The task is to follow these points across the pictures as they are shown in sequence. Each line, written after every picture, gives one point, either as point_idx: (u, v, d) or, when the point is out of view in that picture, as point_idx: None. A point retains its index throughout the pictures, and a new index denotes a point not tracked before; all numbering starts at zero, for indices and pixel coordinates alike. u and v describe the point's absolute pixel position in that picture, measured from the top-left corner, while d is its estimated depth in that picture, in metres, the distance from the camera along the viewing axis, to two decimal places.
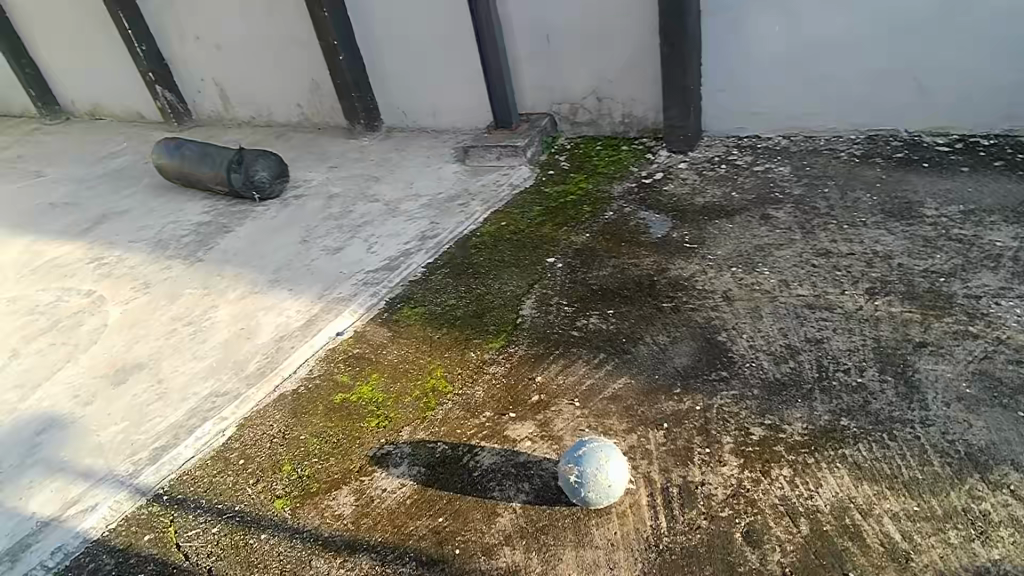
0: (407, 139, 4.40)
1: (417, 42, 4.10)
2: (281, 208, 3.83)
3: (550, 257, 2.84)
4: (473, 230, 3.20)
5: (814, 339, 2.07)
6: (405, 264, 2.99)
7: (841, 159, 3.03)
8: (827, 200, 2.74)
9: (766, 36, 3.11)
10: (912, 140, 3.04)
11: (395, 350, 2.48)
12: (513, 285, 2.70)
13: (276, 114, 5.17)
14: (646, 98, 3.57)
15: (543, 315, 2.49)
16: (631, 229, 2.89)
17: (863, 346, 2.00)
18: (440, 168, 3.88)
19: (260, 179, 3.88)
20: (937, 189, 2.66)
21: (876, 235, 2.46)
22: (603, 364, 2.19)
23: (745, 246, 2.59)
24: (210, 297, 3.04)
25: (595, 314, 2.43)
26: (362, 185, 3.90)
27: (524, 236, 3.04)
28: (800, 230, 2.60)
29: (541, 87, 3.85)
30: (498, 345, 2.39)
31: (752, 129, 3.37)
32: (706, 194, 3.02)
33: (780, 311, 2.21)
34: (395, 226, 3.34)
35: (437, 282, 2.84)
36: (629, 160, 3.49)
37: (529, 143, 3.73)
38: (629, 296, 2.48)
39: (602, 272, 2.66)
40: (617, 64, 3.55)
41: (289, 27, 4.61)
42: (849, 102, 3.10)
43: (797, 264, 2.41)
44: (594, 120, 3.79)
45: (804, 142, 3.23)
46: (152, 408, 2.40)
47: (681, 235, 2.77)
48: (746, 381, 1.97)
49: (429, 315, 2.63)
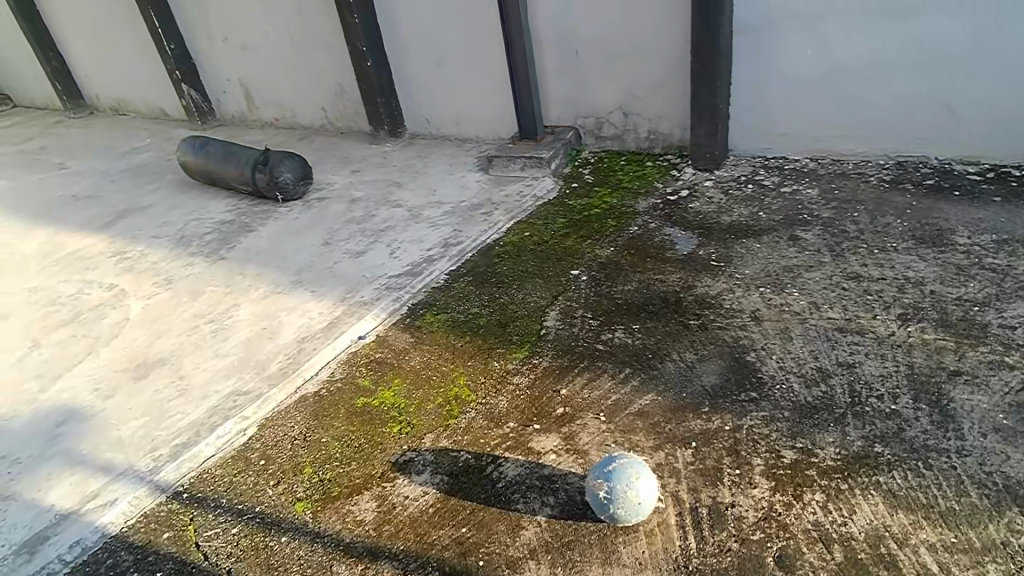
0: (430, 146, 4.42)
1: (445, 52, 4.13)
2: (304, 210, 3.84)
3: (575, 269, 2.83)
4: (496, 239, 3.20)
5: (846, 363, 2.04)
6: (428, 270, 2.99)
7: (870, 183, 3.01)
8: (856, 224, 2.72)
9: (797, 58, 3.11)
10: (942, 168, 3.01)
11: (417, 356, 2.47)
12: (537, 296, 2.69)
13: (299, 116, 5.20)
14: (673, 115, 3.58)
15: (568, 327, 2.47)
16: (656, 245, 2.88)
17: (896, 372, 1.98)
18: (463, 177, 3.89)
19: (285, 180, 3.88)
20: (969, 217, 2.63)
21: (908, 261, 2.44)
22: (629, 379, 2.17)
23: (773, 266, 2.57)
24: (232, 295, 3.04)
25: (621, 328, 2.41)
26: (385, 190, 3.91)
27: (548, 248, 3.04)
28: (829, 253, 2.58)
29: (568, 101, 3.86)
30: (522, 355, 2.37)
31: (779, 149, 3.37)
32: (733, 213, 3.01)
33: (810, 333, 2.19)
34: (418, 232, 3.35)
35: (459, 289, 2.84)
36: (654, 176, 3.49)
37: (554, 155, 3.74)
38: (655, 311, 2.46)
39: (628, 286, 2.65)
40: (645, 81, 3.56)
41: (318, 32, 4.65)
42: (878, 127, 3.09)
43: (826, 286, 2.39)
44: (619, 135, 3.80)
45: (831, 165, 3.22)
46: (172, 404, 2.40)
47: (708, 252, 2.76)
48: (777, 403, 1.95)
49: (452, 323, 2.62)
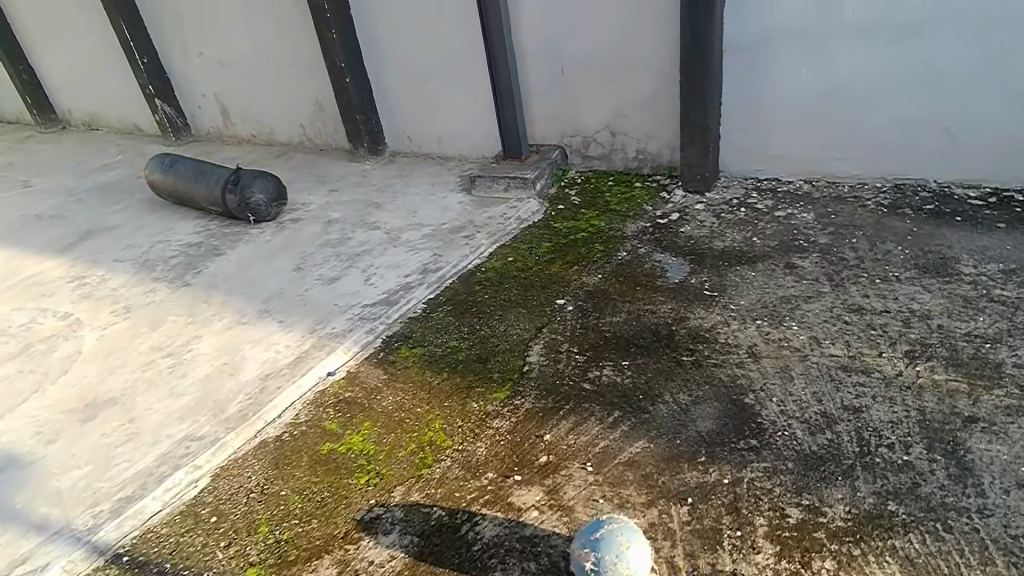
0: (411, 164, 4.26)
1: (427, 68, 3.98)
2: (277, 232, 3.65)
3: (560, 298, 2.67)
4: (478, 264, 3.03)
5: (852, 407, 1.89)
6: (405, 298, 2.82)
7: (867, 208, 2.88)
8: (855, 251, 2.59)
9: (792, 78, 2.99)
10: (942, 192, 2.89)
11: (390, 396, 2.28)
12: (519, 328, 2.52)
13: (276, 132, 5.02)
14: (663, 134, 3.44)
15: (552, 364, 2.30)
16: (646, 273, 2.73)
17: (906, 418, 1.82)
18: (445, 198, 3.73)
19: (257, 201, 3.69)
20: (973, 245, 2.50)
21: (912, 292, 2.31)
22: (618, 423, 1.99)
23: (769, 296, 2.43)
24: (194, 325, 2.85)
25: (609, 365, 2.24)
26: (363, 211, 3.74)
27: (532, 274, 2.87)
28: (828, 282, 2.44)
29: (553, 119, 3.72)
30: (503, 396, 2.19)
31: (772, 171, 3.24)
32: (725, 238, 2.87)
33: (812, 373, 2.03)
34: (395, 257, 3.17)
35: (438, 320, 2.66)
36: (643, 198, 3.34)
37: (539, 176, 3.58)
38: (645, 346, 2.30)
39: (616, 317, 2.48)
40: (634, 100, 3.43)
41: (296, 46, 4.48)
42: (876, 150, 2.98)
43: (827, 319, 2.25)
44: (607, 154, 3.66)
45: (827, 188, 3.09)
46: (119, 451, 2.20)
47: (700, 281, 2.61)
48: (779, 452, 1.79)
49: (428, 358, 2.44)
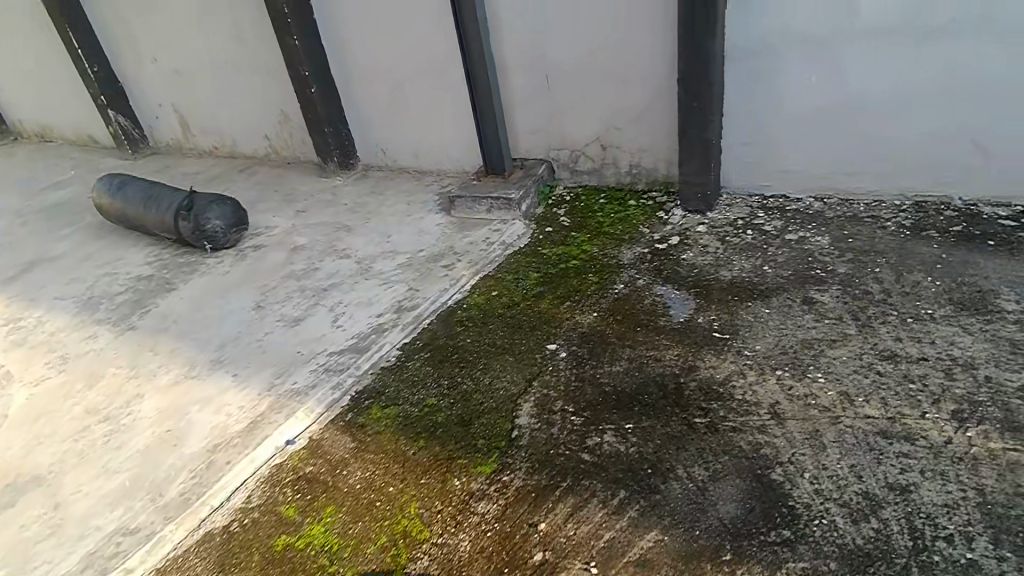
0: (386, 180, 3.92)
1: (399, 77, 3.65)
2: (236, 261, 3.31)
3: (551, 342, 2.37)
4: (459, 299, 2.73)
5: (899, 486, 1.61)
6: (376, 344, 2.51)
7: (887, 230, 2.61)
8: (879, 283, 2.32)
9: (799, 87, 2.71)
10: (967, 210, 2.63)
11: (357, 471, 1.98)
12: (506, 380, 2.23)
13: (239, 144, 4.65)
14: (659, 147, 3.14)
15: (544, 428, 2.01)
16: (648, 310, 2.44)
17: (963, 500, 1.55)
18: (422, 220, 3.41)
19: (213, 228, 3.35)
20: (1011, 275, 2.25)
21: (950, 335, 2.04)
22: (625, 508, 1.71)
23: (788, 339, 2.15)
24: (136, 380, 2.52)
25: (610, 430, 1.95)
26: (333, 235, 3.41)
27: (519, 313, 2.57)
28: (853, 322, 2.17)
29: (539, 131, 3.42)
30: (488, 469, 1.90)
31: (778, 187, 2.96)
32: (732, 267, 2.59)
33: (847, 441, 1.75)
34: (367, 292, 2.86)
35: (414, 371, 2.36)
36: (638, 219, 3.05)
37: (525, 195, 3.28)
38: (651, 404, 2.01)
39: (616, 367, 2.19)
40: (627, 111, 3.13)
41: (256, 53, 4.12)
42: (895, 165, 2.70)
43: (856, 369, 1.98)
44: (597, 169, 3.36)
45: (840, 207, 2.82)
46: (40, 548, 1.89)
47: (708, 319, 2.32)
48: (818, 548, 1.51)
49: (403, 420, 2.14)
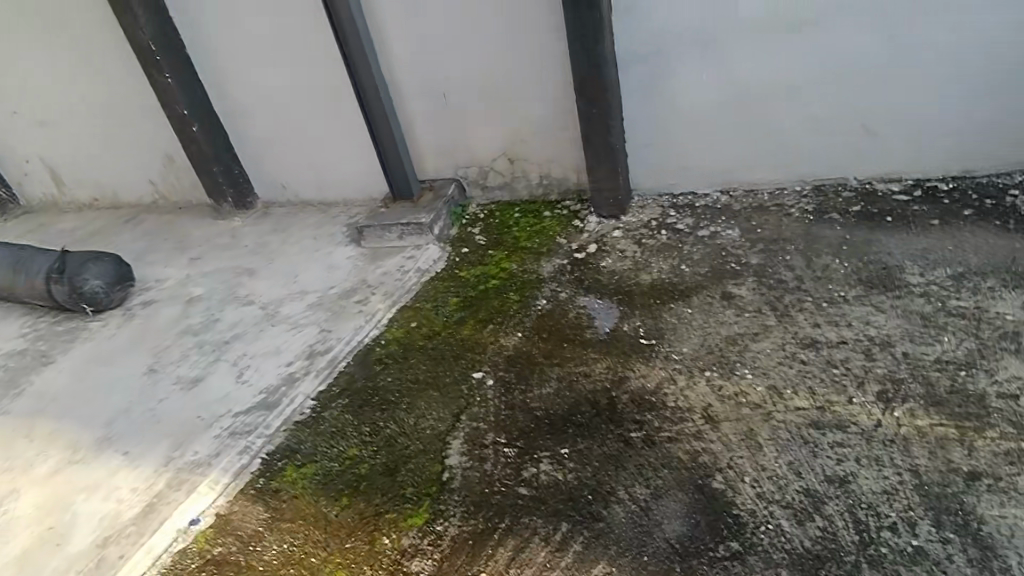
0: (288, 216, 3.69)
1: (289, 107, 3.45)
2: (124, 322, 3.02)
3: (477, 371, 2.25)
4: (376, 336, 2.56)
5: (838, 477, 1.58)
6: (287, 396, 2.30)
7: (793, 216, 2.66)
8: (792, 270, 2.34)
9: (693, 85, 2.73)
10: (864, 189, 2.72)
11: (275, 545, 1.78)
12: (432, 418, 2.08)
13: (123, 193, 4.28)
14: (566, 156, 3.09)
15: (477, 466, 1.87)
16: (573, 324, 2.36)
17: (901, 485, 1.53)
18: (330, 254, 3.22)
19: (92, 290, 3.05)
20: (912, 248, 2.32)
21: (865, 314, 2.06)
22: (569, 542, 1.60)
23: (713, 337, 2.12)
24: (9, 475, 2.25)
25: (546, 457, 1.84)
26: (233, 280, 3.16)
27: (441, 343, 2.43)
28: (772, 312, 2.16)
29: (443, 150, 3.30)
30: (419, 521, 1.75)
31: (687, 185, 2.97)
32: (651, 269, 2.56)
33: (781, 437, 1.72)
34: (274, 340, 2.64)
35: (333, 421, 2.17)
36: (554, 229, 2.99)
37: (436, 218, 3.15)
38: (585, 424, 1.92)
39: (546, 389, 2.09)
40: (529, 122, 3.07)
41: (127, 93, 3.80)
42: (792, 152, 2.76)
43: (781, 361, 1.96)
44: (507, 183, 3.27)
45: (746, 198, 2.86)
46: None
47: (634, 327, 2.27)
48: (768, 558, 1.45)
49: (323, 477, 1.96)
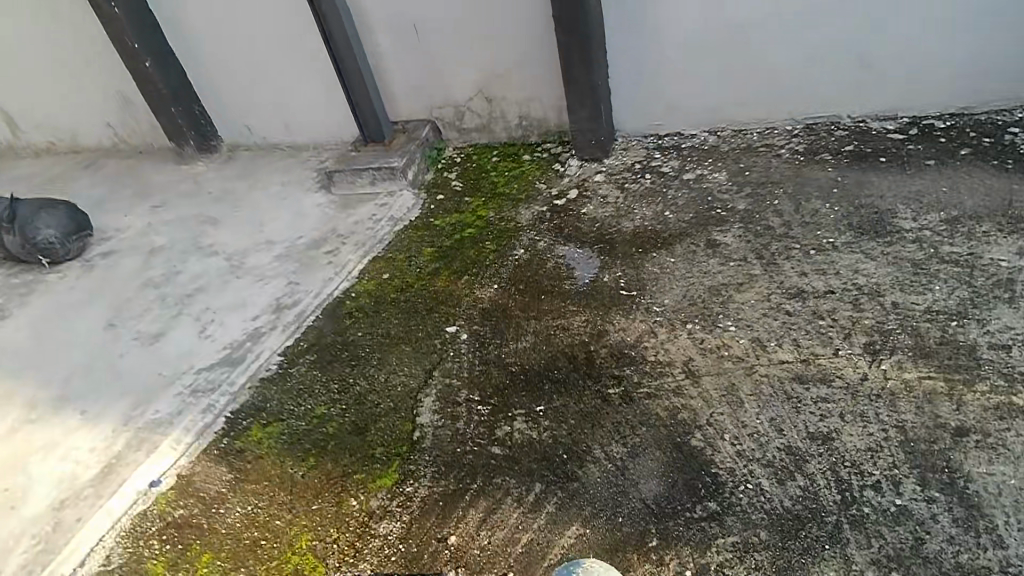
0: (254, 160, 3.49)
1: (248, 41, 3.20)
2: (82, 275, 2.87)
3: (450, 325, 2.14)
4: (346, 289, 2.44)
5: (821, 434, 1.52)
6: (253, 352, 2.20)
7: (783, 157, 2.52)
8: (780, 215, 2.22)
9: (680, 14, 2.53)
10: (858, 127, 2.57)
11: (238, 507, 1.71)
12: (403, 374, 2.00)
13: (79, 137, 4.03)
14: (546, 94, 2.91)
15: (449, 424, 1.80)
16: (550, 275, 2.25)
17: (886, 442, 1.47)
18: (298, 201, 3.05)
19: (46, 239, 2.89)
20: (906, 191, 2.20)
21: (855, 262, 1.97)
22: (542, 503, 1.54)
23: (696, 287, 2.02)
24: None
25: (520, 415, 1.77)
26: (196, 230, 3.00)
27: (413, 296, 2.32)
28: (758, 261, 2.06)
29: (416, 89, 3.10)
30: (388, 482, 1.68)
31: (673, 125, 2.81)
32: (633, 216, 2.43)
33: (764, 392, 1.65)
34: (239, 293, 2.51)
35: (300, 377, 2.08)
36: (533, 174, 2.84)
37: (409, 162, 2.98)
38: (561, 380, 1.84)
39: (521, 344, 2.00)
40: (506, 56, 2.86)
41: (77, 26, 3.53)
42: (783, 88, 2.60)
43: (766, 312, 1.87)
44: (484, 124, 3.09)
45: (735, 138, 2.70)
46: None
47: (614, 277, 2.16)
48: (747, 518, 1.40)
49: (289, 437, 1.88)
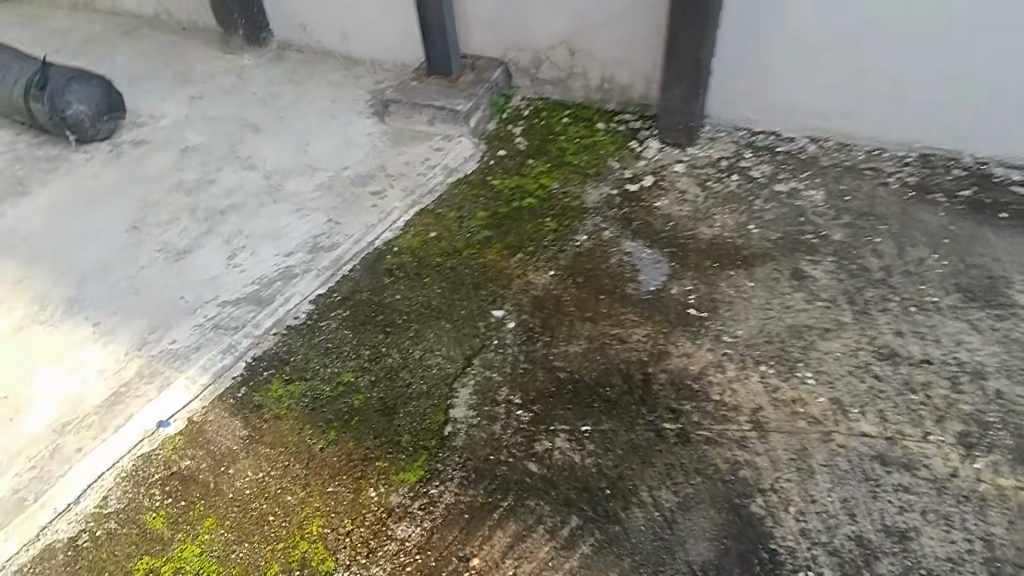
0: (304, 67, 3.21)
1: None
2: (109, 162, 2.67)
3: (498, 308, 1.97)
4: (388, 240, 2.25)
5: (898, 531, 1.37)
6: (283, 294, 2.03)
7: (890, 187, 2.26)
8: (879, 257, 2.00)
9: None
10: (979, 170, 2.28)
11: (248, 472, 1.59)
12: (440, 355, 1.84)
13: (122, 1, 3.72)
14: (638, 60, 2.61)
15: (484, 424, 1.66)
16: (613, 272, 2.05)
17: (969, 556, 1.33)
18: (346, 125, 2.80)
19: (76, 114, 2.68)
20: None
21: (958, 331, 1.76)
22: (577, 541, 1.42)
23: (775, 323, 1.83)
24: None
25: (564, 432, 1.62)
26: (235, 136, 2.77)
27: (460, 265, 2.12)
28: (848, 306, 1.86)
29: (495, 23, 2.80)
30: (411, 478, 1.56)
31: (770, 123, 2.51)
32: (712, 221, 2.21)
33: (839, 465, 1.49)
34: (273, 221, 2.32)
35: (330, 333, 1.92)
36: (606, 148, 2.58)
37: (474, 107, 2.70)
38: (613, 400, 1.68)
39: (573, 347, 1.83)
40: (606, 9, 2.55)
41: None
42: (905, 107, 2.30)
43: (851, 370, 1.68)
44: (562, 78, 2.80)
45: (837, 152, 2.42)
46: None
47: (683, 290, 1.97)
48: None
49: (311, 401, 1.74)
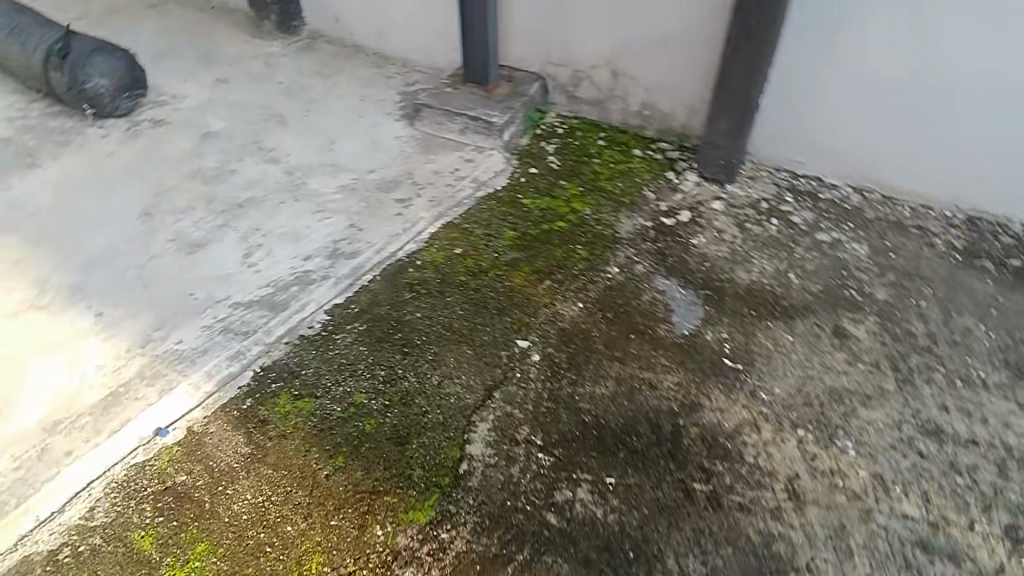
0: (335, 60, 3.11)
1: None
2: (126, 141, 2.56)
3: (522, 338, 1.87)
4: (411, 252, 2.15)
5: None
6: (298, 301, 1.93)
7: (936, 248, 2.17)
8: (924, 322, 1.91)
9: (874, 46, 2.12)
10: None
11: (247, 494, 1.49)
12: (459, 383, 1.74)
13: None
14: (683, 89, 2.52)
15: (502, 465, 1.56)
16: (645, 311, 1.96)
17: None
18: (374, 126, 2.70)
19: (95, 88, 2.58)
20: None
21: (1006, 412, 1.67)
22: None
23: (814, 383, 1.73)
24: None
25: (587, 483, 1.52)
26: (259, 126, 2.67)
27: (485, 287, 2.03)
28: (891, 372, 1.76)
29: (538, 36, 2.71)
30: (421, 519, 1.46)
31: (813, 167, 2.43)
32: (750, 266, 2.11)
33: (879, 551, 1.40)
34: (293, 221, 2.22)
35: (344, 348, 1.82)
36: (642, 177, 2.48)
37: (509, 121, 2.60)
38: (641, 452, 1.58)
39: (600, 389, 1.73)
40: (655, 34, 2.46)
41: None
42: (956, 167, 2.21)
43: (894, 444, 1.59)
44: (601, 99, 2.71)
45: (882, 206, 2.32)
46: None
47: (718, 338, 1.87)
48: None
49: (320, 421, 1.63)
